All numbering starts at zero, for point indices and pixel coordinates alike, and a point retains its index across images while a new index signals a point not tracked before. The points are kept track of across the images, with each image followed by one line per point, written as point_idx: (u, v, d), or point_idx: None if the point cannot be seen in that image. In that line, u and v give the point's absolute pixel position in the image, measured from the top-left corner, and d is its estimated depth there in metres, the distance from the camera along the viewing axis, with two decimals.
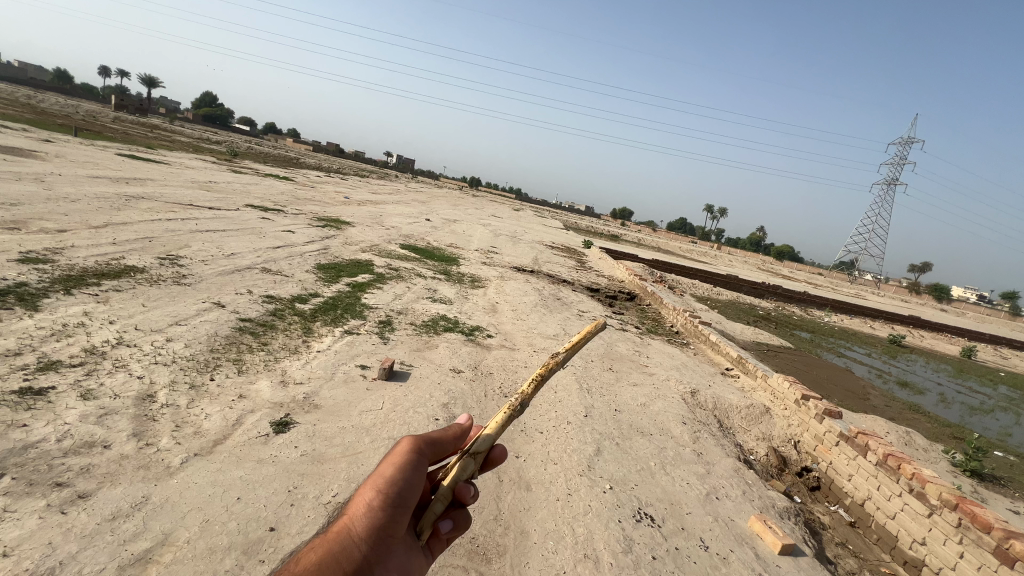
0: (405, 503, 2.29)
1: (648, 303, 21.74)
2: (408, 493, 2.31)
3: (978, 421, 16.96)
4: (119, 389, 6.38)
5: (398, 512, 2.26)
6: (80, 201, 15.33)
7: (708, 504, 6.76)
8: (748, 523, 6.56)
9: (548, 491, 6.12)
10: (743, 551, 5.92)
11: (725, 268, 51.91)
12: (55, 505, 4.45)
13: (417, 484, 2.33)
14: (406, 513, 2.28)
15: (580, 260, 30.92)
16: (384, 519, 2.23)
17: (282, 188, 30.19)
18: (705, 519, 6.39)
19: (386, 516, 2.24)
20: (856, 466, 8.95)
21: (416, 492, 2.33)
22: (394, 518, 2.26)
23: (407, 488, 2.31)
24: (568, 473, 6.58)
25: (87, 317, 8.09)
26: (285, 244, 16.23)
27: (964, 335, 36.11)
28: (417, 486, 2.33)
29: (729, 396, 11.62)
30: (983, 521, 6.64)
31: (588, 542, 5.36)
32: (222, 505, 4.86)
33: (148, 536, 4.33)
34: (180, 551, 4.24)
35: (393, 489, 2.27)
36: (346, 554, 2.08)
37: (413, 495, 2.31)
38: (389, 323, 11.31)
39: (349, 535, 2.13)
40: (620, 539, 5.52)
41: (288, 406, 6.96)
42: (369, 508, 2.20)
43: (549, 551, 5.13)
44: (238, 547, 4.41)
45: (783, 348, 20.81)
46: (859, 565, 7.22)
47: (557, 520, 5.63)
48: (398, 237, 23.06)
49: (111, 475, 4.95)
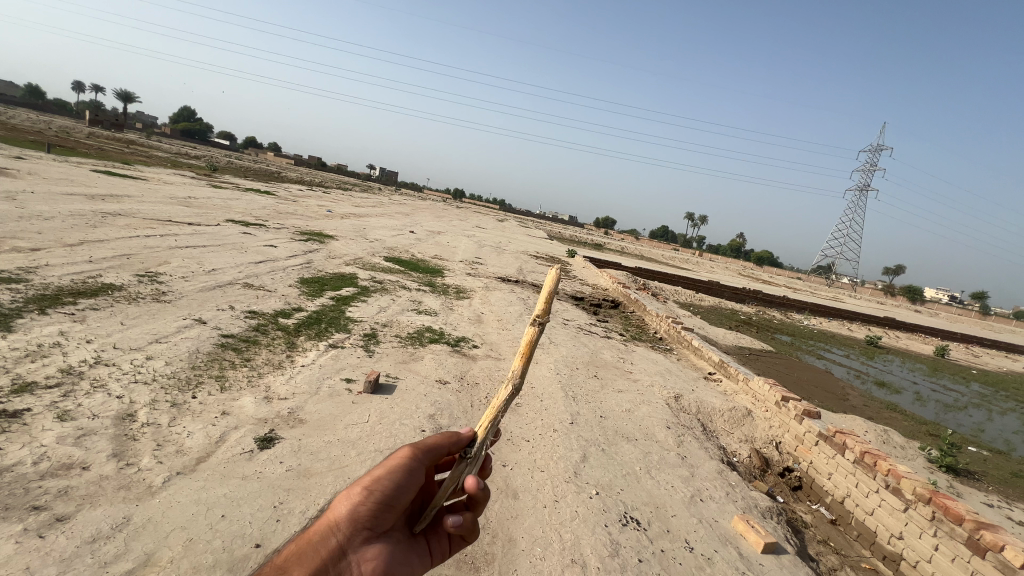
0: (392, 504, 2.30)
1: (632, 310, 22.03)
2: (397, 496, 2.30)
3: (952, 418, 17.50)
4: (98, 409, 6.28)
5: (383, 511, 2.27)
6: (54, 219, 15.04)
7: (693, 506, 6.89)
8: (732, 524, 6.70)
9: (535, 498, 6.17)
10: (727, 551, 6.04)
11: (707, 274, 52.82)
12: (33, 529, 4.37)
13: (409, 489, 2.31)
14: (391, 512, 2.29)
15: (565, 269, 31.21)
16: (368, 515, 2.24)
17: (264, 202, 29.97)
18: (691, 521, 6.51)
19: (371, 512, 2.25)
20: (835, 464, 9.19)
21: (406, 495, 2.32)
22: (378, 515, 2.27)
23: (397, 490, 2.31)
24: (554, 480, 6.65)
25: (63, 337, 7.94)
26: (268, 259, 16.11)
27: (938, 335, 37.25)
28: (408, 491, 2.32)
29: (712, 399, 11.85)
30: (955, 513, 6.88)
31: (575, 548, 5.42)
32: (206, 523, 4.81)
33: (130, 557, 4.27)
34: (163, 571, 4.19)
35: (383, 488, 2.28)
36: (322, 541, 2.11)
37: (403, 498, 2.31)
38: (374, 336, 11.30)
39: (330, 525, 2.15)
40: (607, 544, 5.60)
41: (273, 422, 6.92)
42: (354, 502, 2.21)
43: (537, 557, 5.18)
44: (223, 565, 4.37)
45: (764, 352, 21.25)
46: (840, 561, 7.40)
47: (545, 527, 5.69)
48: (383, 250, 23.06)
49: (91, 496, 4.87)
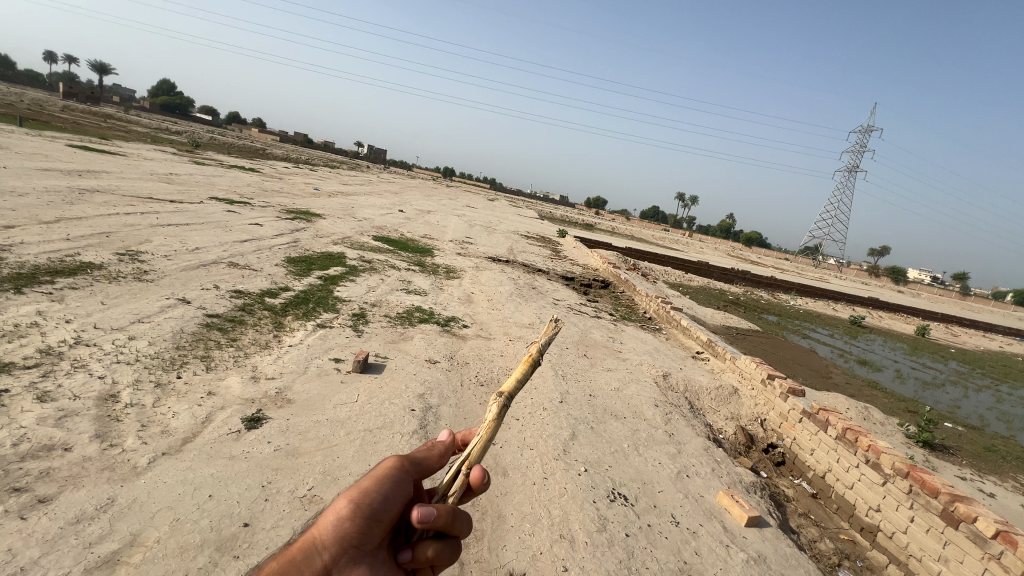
0: (379, 518, 2.16)
1: (621, 290, 22.09)
2: (385, 509, 2.18)
3: (930, 395, 18.03)
4: (80, 390, 6.16)
5: (371, 528, 2.12)
6: (29, 195, 14.55)
7: (679, 481, 7.01)
8: (717, 499, 6.82)
9: (524, 475, 6.24)
10: (712, 524, 6.18)
11: (696, 254, 53.16)
12: (14, 511, 4.29)
13: (396, 500, 2.21)
14: (380, 527, 2.14)
15: (555, 249, 31.10)
16: (355, 531, 2.07)
17: (248, 180, 29.28)
18: (677, 496, 6.63)
19: (358, 528, 2.08)
20: (818, 440, 9.40)
21: (394, 507, 2.20)
22: (366, 532, 2.10)
23: (385, 501, 2.19)
24: (544, 458, 6.71)
25: (41, 317, 7.73)
26: (253, 238, 15.80)
27: (919, 314, 38.10)
28: (396, 504, 2.22)
29: (700, 378, 12.00)
30: (931, 486, 7.06)
31: (564, 523, 5.50)
32: (193, 503, 4.78)
33: (115, 538, 4.23)
34: (150, 551, 4.16)
35: (370, 500, 2.15)
36: (306, 561, 1.91)
37: (391, 511, 2.19)
38: (363, 316, 11.21)
39: (313, 544, 1.97)
40: (595, 519, 5.68)
41: (260, 401, 6.86)
42: (339, 517, 2.04)
43: (525, 533, 5.25)
44: (211, 544, 4.36)
45: (751, 331, 21.55)
46: (820, 533, 7.65)
47: (534, 503, 5.76)
48: (371, 229, 22.75)
49: (74, 477, 4.80)
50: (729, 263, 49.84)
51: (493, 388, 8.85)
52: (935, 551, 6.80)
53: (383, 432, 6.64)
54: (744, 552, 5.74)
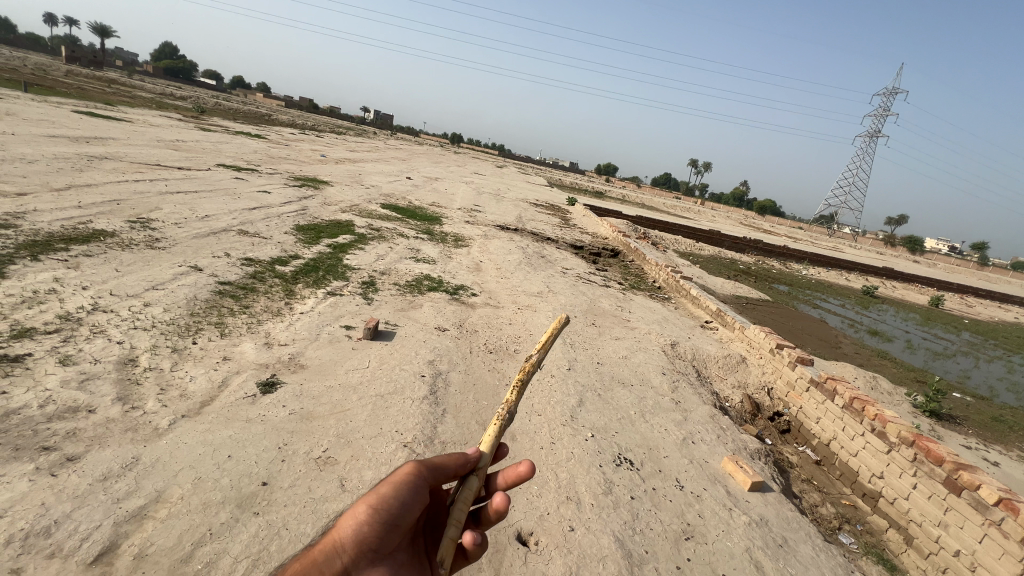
0: (396, 524, 2.29)
1: (631, 259, 21.90)
2: (403, 514, 2.31)
3: (940, 365, 17.95)
4: (100, 355, 6.33)
5: (389, 532, 2.27)
6: (38, 161, 14.56)
7: (684, 447, 7.13)
8: (721, 465, 6.93)
9: (532, 439, 6.38)
10: (715, 488, 6.31)
11: (708, 223, 52.30)
12: (44, 468, 4.49)
13: (414, 506, 2.33)
14: (397, 532, 2.28)
15: (564, 217, 30.72)
16: (373, 535, 2.22)
17: (255, 146, 29.00)
18: (682, 462, 6.76)
19: (376, 532, 2.23)
20: (824, 409, 9.46)
21: (411, 513, 2.33)
22: (384, 536, 2.26)
23: (403, 508, 2.31)
24: (551, 423, 6.84)
25: (58, 283, 7.88)
26: (261, 205, 15.78)
27: (934, 284, 37.47)
28: (414, 509, 2.33)
29: (708, 347, 12.01)
30: (936, 455, 7.12)
31: (571, 486, 5.66)
32: (213, 463, 4.96)
33: (141, 494, 4.43)
34: (175, 507, 4.36)
35: (387, 508, 2.27)
36: (327, 562, 2.07)
37: (408, 517, 2.31)
38: (373, 284, 11.27)
39: (334, 546, 2.14)
40: (601, 482, 5.83)
41: (274, 367, 7.01)
42: (358, 522, 2.19)
43: (533, 494, 5.41)
44: (231, 501, 4.54)
45: (761, 301, 21.42)
46: (822, 498, 7.81)
47: (542, 467, 5.90)
48: (379, 196, 22.59)
49: (99, 437, 4.99)
50: (741, 232, 49.04)
51: (502, 356, 8.94)
52: (935, 517, 6.92)
53: (394, 397, 6.79)
54: (746, 516, 5.87)
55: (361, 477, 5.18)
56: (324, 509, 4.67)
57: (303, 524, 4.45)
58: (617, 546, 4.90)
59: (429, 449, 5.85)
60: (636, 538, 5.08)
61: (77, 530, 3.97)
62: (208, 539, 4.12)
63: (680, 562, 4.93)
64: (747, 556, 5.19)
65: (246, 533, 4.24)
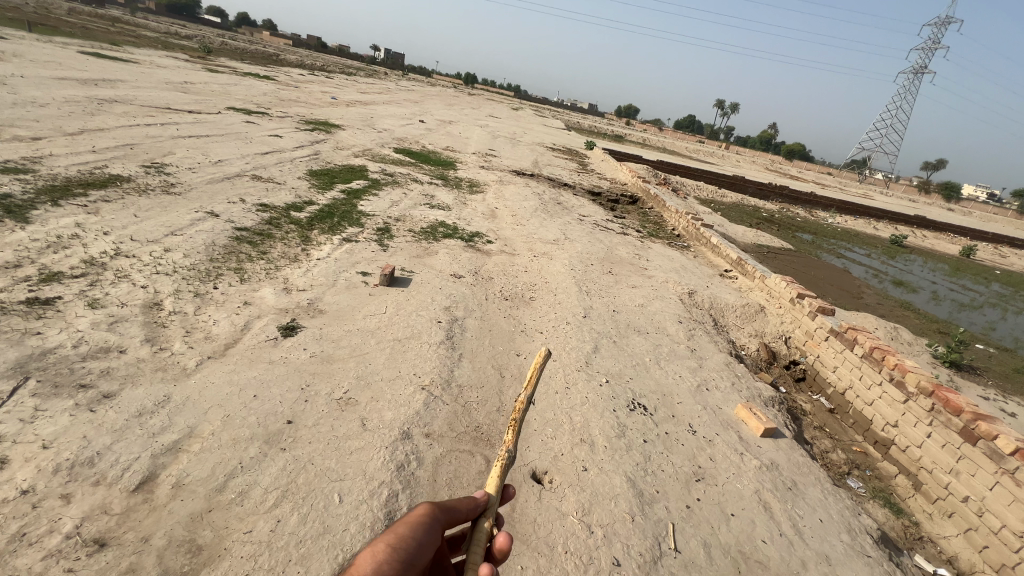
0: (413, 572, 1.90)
1: (650, 206, 21.30)
2: (419, 557, 1.96)
3: (965, 317, 17.52)
4: (126, 298, 6.49)
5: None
6: (49, 105, 14.39)
7: (698, 394, 7.18)
8: (734, 412, 6.99)
9: (547, 385, 6.50)
10: (728, 433, 6.40)
11: (731, 168, 50.20)
12: (83, 404, 4.73)
13: (429, 550, 2.02)
14: None
15: (582, 162, 29.73)
16: None
17: (264, 88, 28.21)
18: (696, 408, 6.83)
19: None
20: (842, 358, 9.37)
21: (427, 557, 2.00)
22: None
23: (419, 551, 1.98)
24: (566, 369, 6.92)
25: (80, 228, 7.98)
26: (274, 150, 15.54)
27: (968, 233, 35.91)
28: (429, 553, 2.02)
29: (727, 296, 11.84)
30: (954, 405, 7.04)
31: (585, 428, 5.79)
32: (240, 402, 5.16)
33: (175, 429, 4.66)
34: (206, 442, 4.58)
35: (406, 550, 1.92)
36: None
37: (425, 560, 1.97)
38: (388, 230, 11.19)
39: None
40: (615, 426, 5.94)
41: (294, 312, 7.13)
42: (376, 563, 1.78)
43: (548, 436, 5.57)
44: (259, 438, 4.75)
45: (783, 249, 20.86)
46: (833, 445, 7.90)
47: (556, 410, 6.03)
48: (392, 140, 22.03)
49: (131, 376, 5.21)
50: (767, 178, 47.07)
51: (518, 303, 8.95)
52: (947, 465, 6.95)
53: (412, 342, 6.89)
54: (757, 460, 5.96)
55: (381, 417, 5.35)
56: (346, 446, 4.86)
57: (328, 460, 4.65)
58: (628, 485, 5.05)
59: (447, 392, 5.98)
60: (648, 479, 5.22)
61: (118, 461, 4.21)
62: (239, 472, 4.34)
63: (690, 501, 5.08)
64: (756, 497, 5.32)
65: (274, 467, 4.46)
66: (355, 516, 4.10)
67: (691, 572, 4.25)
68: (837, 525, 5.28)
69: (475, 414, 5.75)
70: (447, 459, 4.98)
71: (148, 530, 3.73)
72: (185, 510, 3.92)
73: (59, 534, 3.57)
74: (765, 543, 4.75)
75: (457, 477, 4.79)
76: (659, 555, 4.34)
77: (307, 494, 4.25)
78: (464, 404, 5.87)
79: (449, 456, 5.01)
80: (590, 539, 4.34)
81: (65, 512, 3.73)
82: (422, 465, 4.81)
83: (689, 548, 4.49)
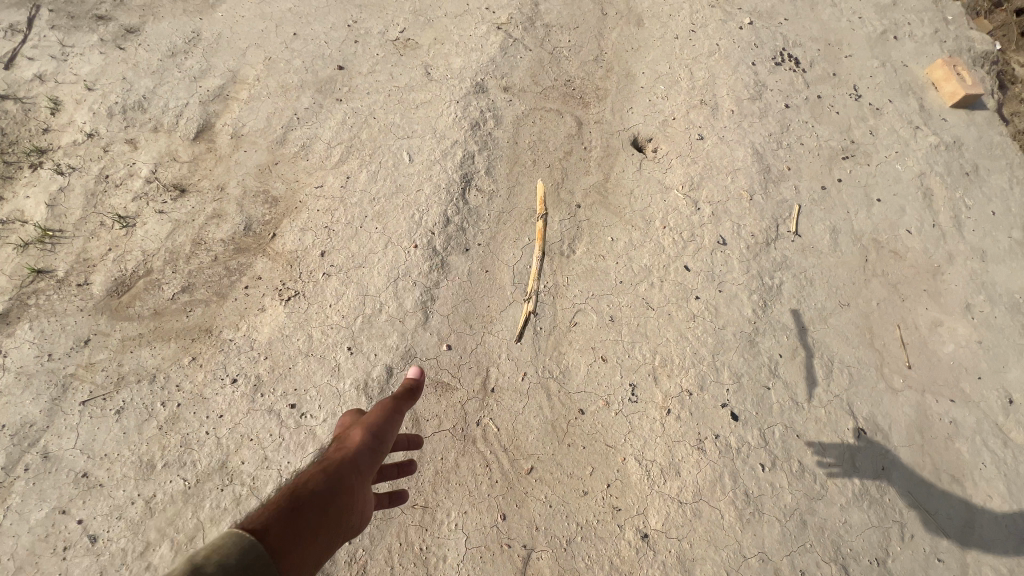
0: (376, 451, 1.74)
1: None
2: (382, 450, 1.77)
3: None
4: None
5: (353, 477, 1.58)
6: None
7: (880, 43, 5.05)
8: (925, 72, 4.95)
9: (665, 28, 4.76)
10: (905, 103, 4.70)
11: None
12: (110, 40, 4.03)
13: (390, 438, 1.83)
14: (371, 470, 1.69)
15: None
16: (332, 479, 1.53)
17: None
18: (871, 64, 4.90)
19: (337, 479, 1.54)
20: None
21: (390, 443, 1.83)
22: (338, 489, 1.51)
23: (381, 441, 1.78)
24: (696, 4, 4.91)
25: None
26: None
27: None
28: (390, 441, 1.84)
29: None
30: None
31: (708, 89, 4.41)
32: (279, 43, 4.21)
33: (217, 75, 3.99)
34: (255, 90, 3.94)
35: (377, 438, 1.78)
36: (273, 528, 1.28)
37: (389, 443, 1.82)
38: None
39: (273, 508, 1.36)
40: (750, 86, 4.47)
41: None
42: (347, 459, 1.63)
43: (657, 97, 4.36)
44: (311, 86, 4.01)
45: None
46: None
47: (673, 63, 4.56)
48: None
49: (150, 8, 4.24)
50: None
51: None
52: None
53: None
54: (935, 137, 4.49)
55: (448, 65, 4.26)
56: (411, 99, 4.05)
57: (391, 114, 3.95)
58: (754, 160, 4.05)
59: (529, 35, 4.54)
60: (780, 154, 4.15)
61: (168, 107, 3.79)
62: (298, 125, 3.82)
63: (827, 182, 4.09)
64: (915, 182, 4.19)
65: (332, 121, 3.86)
66: (427, 177, 3.65)
67: (806, 256, 3.69)
68: (1014, 217, 4.16)
69: (566, 64, 4.45)
70: (530, 120, 4.10)
71: (222, 180, 3.56)
72: (252, 164, 3.65)
73: (139, 178, 3.50)
74: (908, 234, 3.93)
75: (541, 141, 4.01)
76: (774, 237, 3.72)
77: (374, 151, 3.75)
78: (551, 52, 4.50)
79: (532, 117, 4.11)
80: (695, 216, 3.74)
81: (137, 158, 3.57)
82: (500, 126, 4.01)
83: (812, 232, 3.81)
